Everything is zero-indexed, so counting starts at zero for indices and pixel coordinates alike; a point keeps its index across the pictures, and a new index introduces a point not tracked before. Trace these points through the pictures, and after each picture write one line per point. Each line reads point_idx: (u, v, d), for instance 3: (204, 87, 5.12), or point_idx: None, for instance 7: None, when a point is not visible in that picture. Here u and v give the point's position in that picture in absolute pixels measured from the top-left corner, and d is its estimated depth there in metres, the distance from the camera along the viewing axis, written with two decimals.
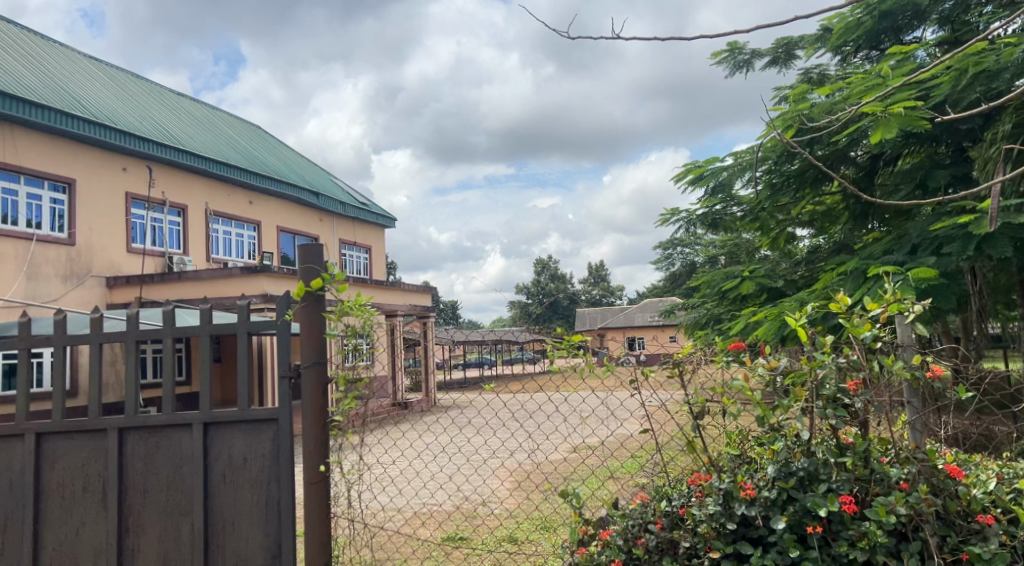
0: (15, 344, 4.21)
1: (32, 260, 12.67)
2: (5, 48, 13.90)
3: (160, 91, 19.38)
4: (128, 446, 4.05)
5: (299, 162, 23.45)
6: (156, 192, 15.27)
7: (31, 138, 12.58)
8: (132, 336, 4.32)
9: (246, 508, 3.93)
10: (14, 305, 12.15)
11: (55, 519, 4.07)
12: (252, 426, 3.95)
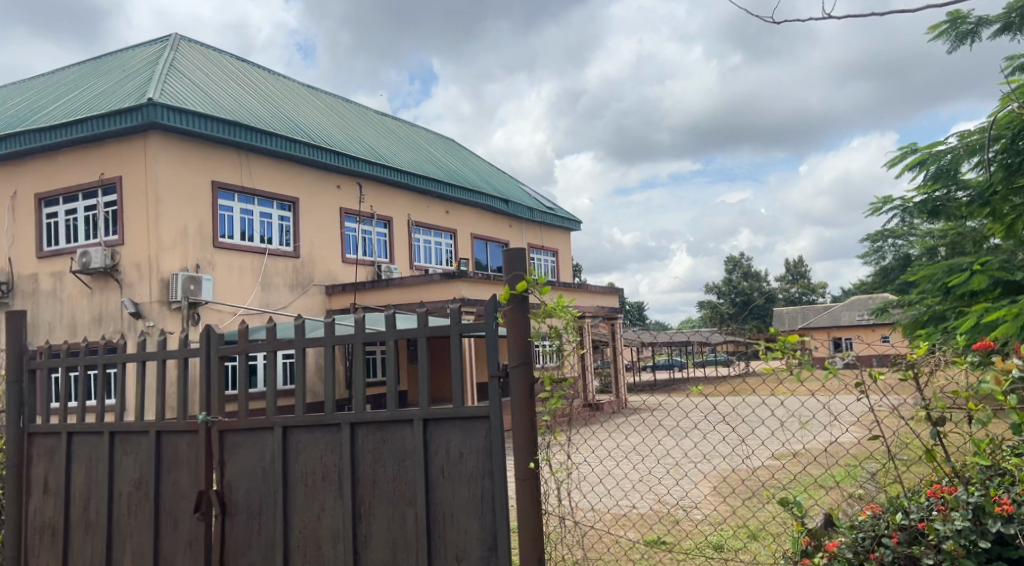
0: (264, 346, 4.68)
1: (265, 271, 14.11)
2: (241, 85, 15.69)
3: (366, 114, 20.99)
4: (359, 439, 4.13)
5: (489, 172, 24.42)
6: (365, 206, 16.49)
7: (263, 164, 14.08)
8: (359, 338, 4.70)
9: (464, 502, 3.81)
10: (253, 312, 13.56)
11: (300, 505, 4.20)
12: (466, 422, 3.85)
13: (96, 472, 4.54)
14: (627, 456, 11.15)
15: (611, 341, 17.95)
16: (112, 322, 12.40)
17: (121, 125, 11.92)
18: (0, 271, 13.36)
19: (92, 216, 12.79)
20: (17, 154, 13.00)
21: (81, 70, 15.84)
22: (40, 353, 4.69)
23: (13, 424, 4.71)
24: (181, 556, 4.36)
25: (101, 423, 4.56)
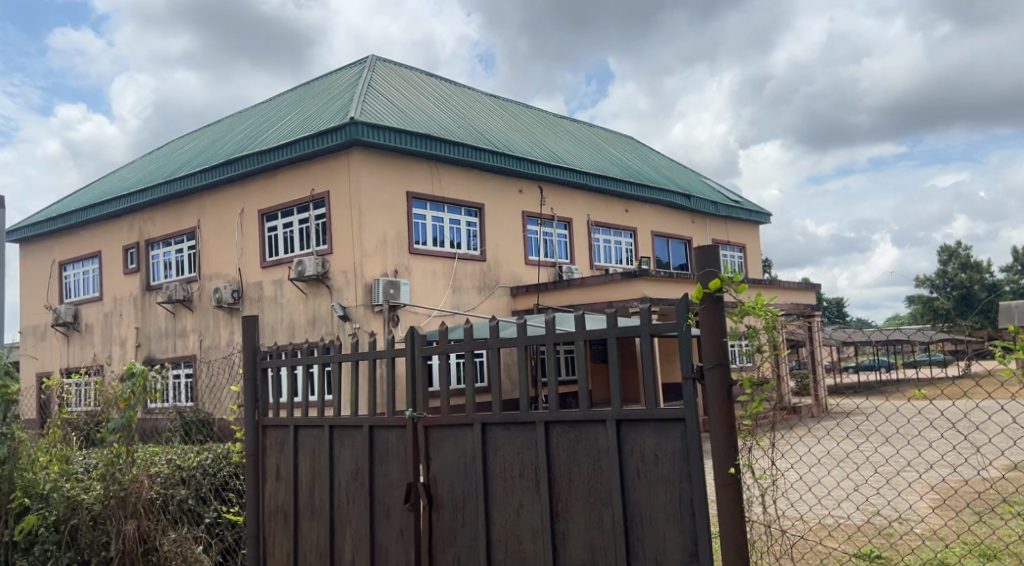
0: (463, 345, 4.88)
1: (455, 275, 14.70)
2: (430, 98, 16.59)
3: (545, 117, 21.46)
4: (554, 438, 4.07)
5: (670, 167, 24.02)
6: (547, 209, 16.71)
7: (451, 173, 14.74)
8: (550, 338, 4.69)
9: (662, 506, 3.60)
10: (444, 314, 14.19)
11: (501, 500, 4.22)
12: (662, 425, 3.62)
13: (319, 462, 4.90)
14: (839, 465, 10.47)
15: (807, 341, 16.80)
16: (325, 324, 13.56)
17: (328, 144, 13.03)
18: (232, 279, 14.95)
19: (305, 228, 14.03)
20: (244, 175, 14.62)
21: (292, 96, 17.49)
22: (270, 352, 5.15)
23: (248, 416, 5.20)
24: (394, 546, 4.57)
25: (322, 417, 4.92)
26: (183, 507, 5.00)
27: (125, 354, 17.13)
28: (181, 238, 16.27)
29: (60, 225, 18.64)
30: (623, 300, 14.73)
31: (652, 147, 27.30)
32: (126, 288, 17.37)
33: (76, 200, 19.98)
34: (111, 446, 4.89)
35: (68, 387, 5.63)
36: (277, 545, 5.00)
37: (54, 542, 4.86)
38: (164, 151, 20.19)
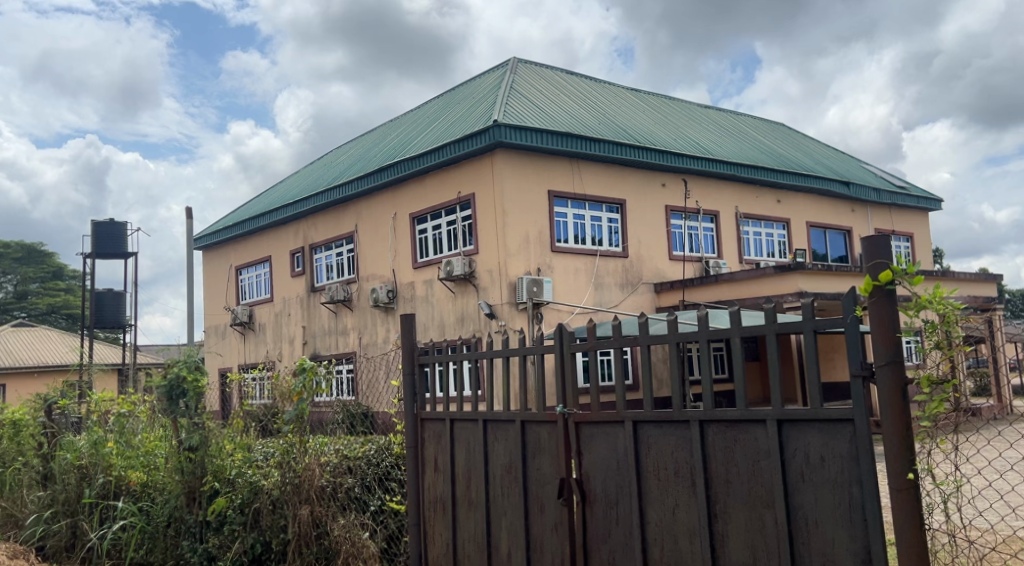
0: (611, 342, 4.71)
1: (598, 272, 14.63)
2: (571, 96, 16.67)
3: (689, 108, 21.02)
4: (709, 437, 3.83)
5: (826, 154, 22.78)
6: (692, 202, 16.35)
7: (593, 170, 14.69)
8: (704, 334, 4.43)
9: (829, 510, 3.31)
10: (587, 311, 14.19)
11: (655, 499, 4.06)
12: (827, 425, 3.33)
13: (474, 455, 5.03)
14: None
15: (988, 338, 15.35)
16: (472, 322, 13.95)
17: (473, 147, 13.40)
18: (387, 280, 15.73)
19: (452, 230, 14.50)
20: (396, 180, 15.35)
21: (438, 102, 18.13)
22: (427, 349, 5.33)
23: (409, 409, 5.43)
24: (549, 538, 4.57)
25: (476, 411, 5.05)
26: (350, 494, 5.42)
27: (293, 351, 18.47)
28: (340, 242, 17.29)
29: (236, 232, 20.36)
30: (775, 296, 14.06)
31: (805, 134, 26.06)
32: (293, 290, 18.70)
33: (249, 209, 21.76)
34: (287, 437, 5.33)
35: (249, 381, 5.95)
36: (437, 534, 5.18)
37: (240, 522, 5.39)
38: (324, 161, 21.53)
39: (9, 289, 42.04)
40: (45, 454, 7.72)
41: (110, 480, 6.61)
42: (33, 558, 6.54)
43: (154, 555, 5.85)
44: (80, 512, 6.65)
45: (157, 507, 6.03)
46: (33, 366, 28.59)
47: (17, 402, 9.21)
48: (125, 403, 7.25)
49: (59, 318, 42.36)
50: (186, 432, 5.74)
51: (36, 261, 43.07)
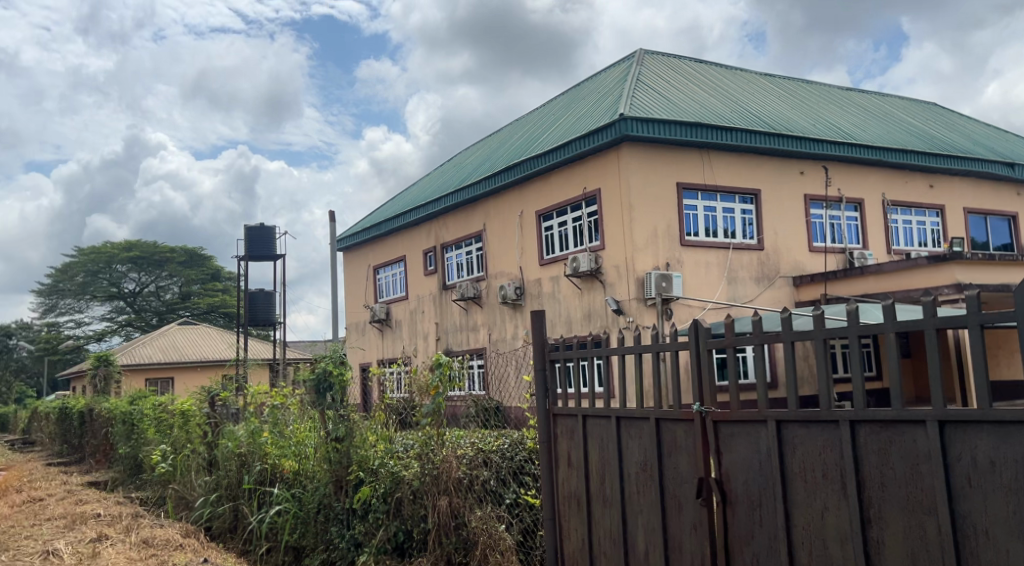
0: (752, 339, 4.48)
1: (730, 266, 14.11)
2: (701, 85, 16.25)
3: (828, 92, 19.99)
4: (861, 438, 3.49)
5: (987, 134, 20.99)
6: (833, 190, 15.52)
7: (724, 160, 14.21)
8: (855, 330, 3.90)
9: (1001, 520, 2.90)
10: (720, 306, 13.74)
11: (802, 502, 3.75)
12: (997, 427, 2.92)
13: (609, 451, 4.95)
14: None
15: None
16: (600, 318, 13.85)
17: (599, 141, 13.34)
18: (514, 277, 15.95)
19: (579, 226, 14.49)
20: (523, 178, 15.54)
21: (563, 99, 18.18)
22: (557, 345, 5.34)
23: (541, 404, 5.47)
24: (688, 539, 4.39)
25: (608, 407, 4.95)
26: (486, 486, 5.52)
27: (427, 347, 19.11)
28: (470, 241, 17.70)
29: (373, 233, 21.34)
30: (930, 288, 13.04)
31: (962, 113, 24.13)
32: (426, 288, 19.33)
33: (384, 212, 22.70)
34: (425, 429, 5.60)
35: (388, 375, 6.27)
36: (573, 529, 5.18)
37: (383, 511, 5.68)
38: (453, 162, 22.10)
39: (174, 291, 45.83)
40: (207, 441, 8.67)
41: (266, 468, 7.20)
42: (203, 537, 7.26)
43: (305, 539, 6.28)
44: (241, 497, 7.37)
45: (307, 495, 6.44)
46: (198, 361, 30.95)
47: (189, 394, 10.05)
48: (279, 395, 7.64)
49: (217, 318, 45.70)
50: (333, 424, 6.29)
51: (196, 264, 46.77)
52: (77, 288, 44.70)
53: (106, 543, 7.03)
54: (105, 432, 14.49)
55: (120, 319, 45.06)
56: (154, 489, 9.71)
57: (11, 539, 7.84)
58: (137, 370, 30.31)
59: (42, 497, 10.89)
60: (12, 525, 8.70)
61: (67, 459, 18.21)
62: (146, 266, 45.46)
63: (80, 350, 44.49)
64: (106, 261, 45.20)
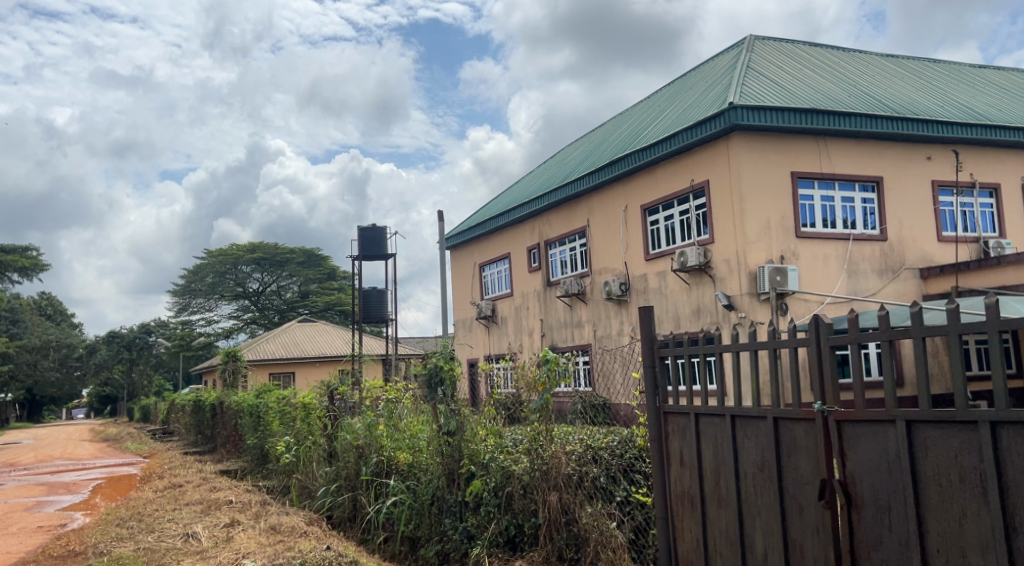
0: (879, 335, 4.13)
1: (851, 258, 13.39)
2: (816, 69, 15.55)
3: (957, 71, 18.69)
4: (1003, 440, 3.20)
5: None
6: (964, 175, 14.52)
7: (842, 147, 13.54)
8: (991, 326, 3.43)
9: None
10: (840, 301, 13.04)
11: (937, 508, 3.49)
12: None
13: (724, 451, 4.80)
14: None
15: None
16: (709, 314, 13.54)
17: (707, 132, 13.01)
18: (620, 273, 15.82)
19: (686, 219, 14.20)
20: (628, 172, 15.37)
21: (669, 90, 17.83)
22: (666, 341, 5.25)
23: (651, 402, 5.38)
24: (811, 542, 4.19)
25: (722, 406, 4.81)
26: (596, 483, 5.50)
27: (533, 343, 19.22)
28: (574, 237, 17.71)
29: (478, 232, 21.72)
30: None
31: None
32: (531, 285, 19.45)
33: (490, 209, 22.99)
34: (534, 425, 5.68)
35: (496, 371, 6.38)
36: (687, 530, 5.06)
37: (495, 505, 5.81)
38: (557, 158, 22.10)
39: (294, 290, 48.32)
40: (327, 433, 9.04)
41: (382, 459, 7.45)
42: (325, 525, 7.59)
43: (421, 528, 6.51)
44: (359, 488, 7.66)
45: (422, 487, 6.69)
46: (316, 357, 32.41)
47: (311, 388, 10.58)
48: (393, 391, 7.97)
49: (334, 315, 47.89)
50: (445, 418, 6.45)
51: (313, 264, 49.14)
52: (207, 288, 47.66)
53: (238, 528, 7.51)
54: (235, 423, 15.46)
55: (246, 316, 47.87)
56: (279, 478, 10.26)
57: (157, 521, 8.52)
58: (263, 365, 32.05)
59: (182, 483, 11.73)
60: (157, 509, 9.40)
61: (202, 448, 19.58)
62: (269, 266, 47.78)
63: (210, 346, 47.56)
64: (232, 262, 47.35)
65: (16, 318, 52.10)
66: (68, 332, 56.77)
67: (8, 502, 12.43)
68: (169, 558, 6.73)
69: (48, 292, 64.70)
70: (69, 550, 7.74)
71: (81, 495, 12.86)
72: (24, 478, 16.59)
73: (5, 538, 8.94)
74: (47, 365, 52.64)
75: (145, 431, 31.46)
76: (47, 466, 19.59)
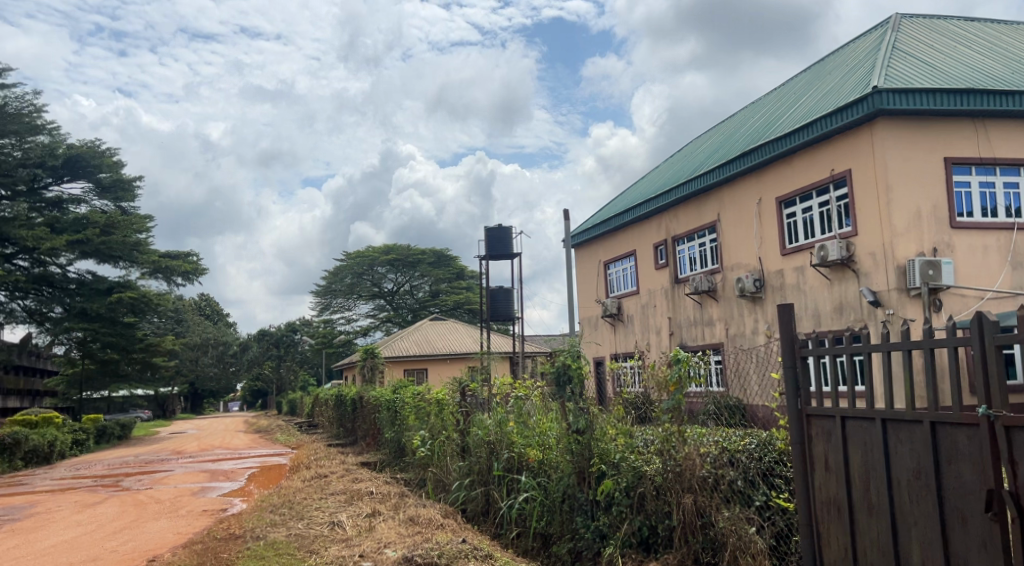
0: None
1: (1016, 249, 12.26)
2: (973, 46, 14.36)
3: None
4: None
5: None
6: None
7: (1004, 128, 12.42)
8: None
9: None
10: (1005, 295, 11.95)
11: None
12: None
13: (874, 457, 4.51)
14: None
15: None
16: (853, 312, 12.82)
17: (850, 118, 12.38)
18: (753, 269, 15.29)
19: (826, 211, 13.49)
20: (762, 163, 14.86)
21: (805, 77, 17.02)
22: (807, 340, 5.00)
23: (791, 404, 5.13)
24: (975, 558, 3.83)
25: (871, 410, 4.51)
26: (733, 487, 5.36)
27: (661, 342, 18.90)
28: (703, 232, 17.28)
29: (603, 230, 21.68)
30: None
31: None
32: (658, 282, 19.14)
33: (615, 206, 22.81)
34: (665, 425, 5.58)
35: (624, 370, 6.35)
36: (834, 537, 4.80)
37: (627, 505, 5.81)
38: (684, 152, 21.60)
39: (426, 290, 50.03)
40: (460, 429, 9.32)
41: (513, 455, 7.59)
42: (460, 518, 7.83)
43: (553, 525, 6.63)
44: (491, 483, 7.86)
45: (552, 484, 6.77)
46: (448, 353, 33.42)
47: (442, 384, 10.90)
48: (521, 387, 8.09)
49: (463, 313, 49.23)
50: (573, 416, 6.50)
51: (443, 265, 50.83)
52: (347, 288, 50.17)
53: (379, 518, 7.85)
54: (374, 417, 16.17)
55: (382, 315, 49.80)
56: (415, 472, 10.62)
57: (306, 509, 9.06)
58: (398, 361, 33.42)
59: (327, 474, 12.40)
60: (305, 498, 9.97)
61: (343, 440, 20.64)
62: (402, 267, 49.77)
63: (350, 344, 50.06)
64: (368, 263, 49.53)
65: (179, 318, 57.07)
66: (222, 329, 61.47)
67: (179, 486, 13.59)
68: (318, 545, 7.14)
69: (206, 294, 70.61)
70: (231, 533, 8.36)
71: (238, 482, 13.87)
72: (190, 465, 18.10)
73: (176, 520, 9.76)
74: (206, 361, 57.30)
75: (293, 423, 33.60)
76: (209, 455, 21.33)
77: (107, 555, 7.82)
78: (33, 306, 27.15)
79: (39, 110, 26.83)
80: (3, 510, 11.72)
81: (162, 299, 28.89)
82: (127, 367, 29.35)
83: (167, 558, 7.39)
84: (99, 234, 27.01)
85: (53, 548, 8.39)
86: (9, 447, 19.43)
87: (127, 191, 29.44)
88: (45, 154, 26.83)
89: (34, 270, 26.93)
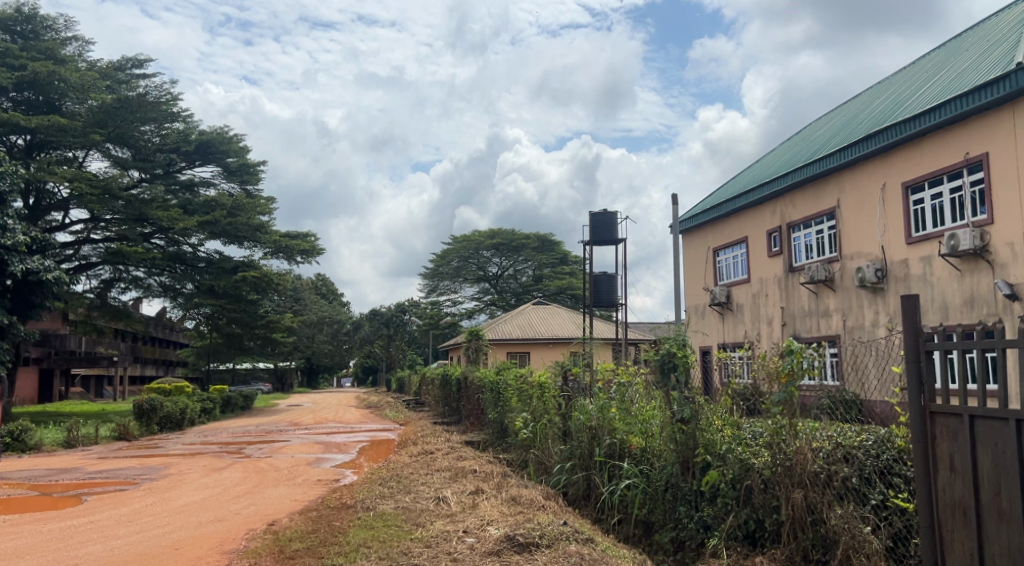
0: None
1: None
2: None
3: None
4: None
5: None
6: None
7: None
8: None
9: None
10: None
11: None
12: None
13: (1006, 459, 4.19)
14: None
15: None
16: (985, 305, 12.03)
17: (987, 98, 11.56)
18: (874, 258, 14.53)
19: (957, 198, 12.66)
20: (887, 147, 14.10)
21: (940, 54, 15.91)
22: (934, 334, 4.70)
23: (914, 400, 4.84)
24: None
25: (1005, 410, 4.18)
26: (848, 484, 5.26)
27: (772, 332, 18.36)
28: (821, 219, 16.55)
29: (712, 216, 21.16)
30: None
31: None
32: (771, 270, 18.52)
33: (726, 191, 22.18)
34: (776, 418, 5.47)
35: (734, 360, 6.22)
36: (958, 542, 4.53)
37: (732, 497, 5.75)
38: (801, 136, 20.69)
39: (529, 274, 50.47)
40: (562, 412, 9.36)
41: (615, 442, 7.65)
42: (561, 501, 7.91)
43: (654, 513, 6.61)
44: (592, 468, 7.92)
45: (655, 472, 6.76)
46: (549, 338, 33.67)
47: (545, 368, 11.02)
48: (625, 373, 8.08)
49: (565, 298, 49.31)
50: (678, 405, 6.43)
51: (547, 250, 51.05)
52: (453, 272, 51.18)
53: (483, 496, 8.03)
54: (478, 398, 16.52)
55: (486, 298, 50.64)
56: (517, 453, 10.79)
57: (412, 483, 9.37)
58: (502, 344, 33.89)
59: (433, 450, 12.75)
60: (413, 472, 10.35)
61: (448, 419, 21.20)
62: (507, 251, 50.27)
63: (455, 326, 51.25)
64: (474, 247, 50.27)
65: (298, 296, 60.57)
66: (337, 308, 64.35)
67: (296, 456, 14.38)
68: (424, 518, 7.39)
69: (322, 274, 74.31)
70: (344, 502, 8.76)
71: (351, 454, 14.54)
72: (306, 436, 19.06)
73: (295, 487, 10.32)
74: (322, 339, 60.23)
75: (401, 400, 34.79)
76: (324, 427, 22.40)
77: (232, 517, 8.35)
78: (167, 281, 28.93)
79: (175, 98, 28.41)
80: (143, 469, 12.78)
81: (282, 279, 30.35)
82: (250, 341, 31.34)
83: (285, 522, 7.82)
84: (226, 215, 28.68)
85: (185, 507, 9.01)
86: (146, 412, 21.08)
87: (252, 174, 31.16)
88: (180, 140, 28.63)
89: (169, 249, 28.64)
